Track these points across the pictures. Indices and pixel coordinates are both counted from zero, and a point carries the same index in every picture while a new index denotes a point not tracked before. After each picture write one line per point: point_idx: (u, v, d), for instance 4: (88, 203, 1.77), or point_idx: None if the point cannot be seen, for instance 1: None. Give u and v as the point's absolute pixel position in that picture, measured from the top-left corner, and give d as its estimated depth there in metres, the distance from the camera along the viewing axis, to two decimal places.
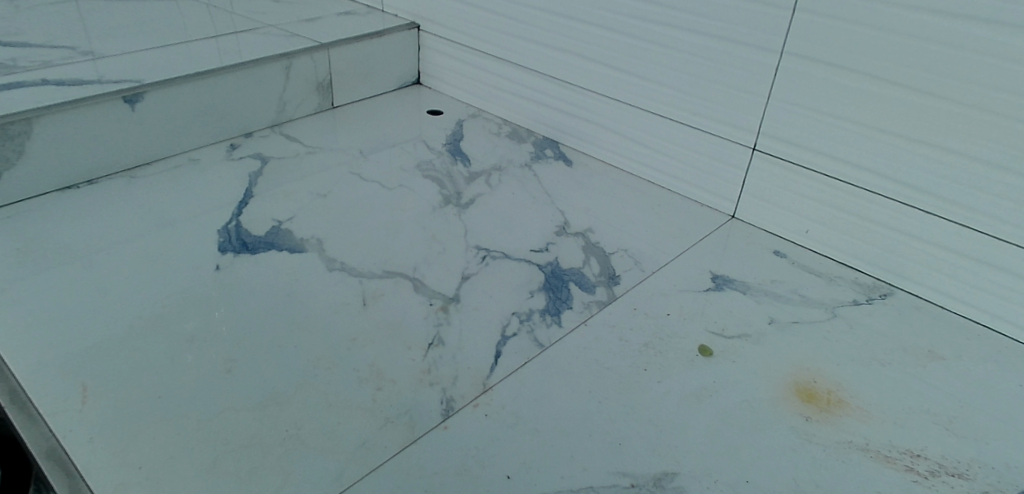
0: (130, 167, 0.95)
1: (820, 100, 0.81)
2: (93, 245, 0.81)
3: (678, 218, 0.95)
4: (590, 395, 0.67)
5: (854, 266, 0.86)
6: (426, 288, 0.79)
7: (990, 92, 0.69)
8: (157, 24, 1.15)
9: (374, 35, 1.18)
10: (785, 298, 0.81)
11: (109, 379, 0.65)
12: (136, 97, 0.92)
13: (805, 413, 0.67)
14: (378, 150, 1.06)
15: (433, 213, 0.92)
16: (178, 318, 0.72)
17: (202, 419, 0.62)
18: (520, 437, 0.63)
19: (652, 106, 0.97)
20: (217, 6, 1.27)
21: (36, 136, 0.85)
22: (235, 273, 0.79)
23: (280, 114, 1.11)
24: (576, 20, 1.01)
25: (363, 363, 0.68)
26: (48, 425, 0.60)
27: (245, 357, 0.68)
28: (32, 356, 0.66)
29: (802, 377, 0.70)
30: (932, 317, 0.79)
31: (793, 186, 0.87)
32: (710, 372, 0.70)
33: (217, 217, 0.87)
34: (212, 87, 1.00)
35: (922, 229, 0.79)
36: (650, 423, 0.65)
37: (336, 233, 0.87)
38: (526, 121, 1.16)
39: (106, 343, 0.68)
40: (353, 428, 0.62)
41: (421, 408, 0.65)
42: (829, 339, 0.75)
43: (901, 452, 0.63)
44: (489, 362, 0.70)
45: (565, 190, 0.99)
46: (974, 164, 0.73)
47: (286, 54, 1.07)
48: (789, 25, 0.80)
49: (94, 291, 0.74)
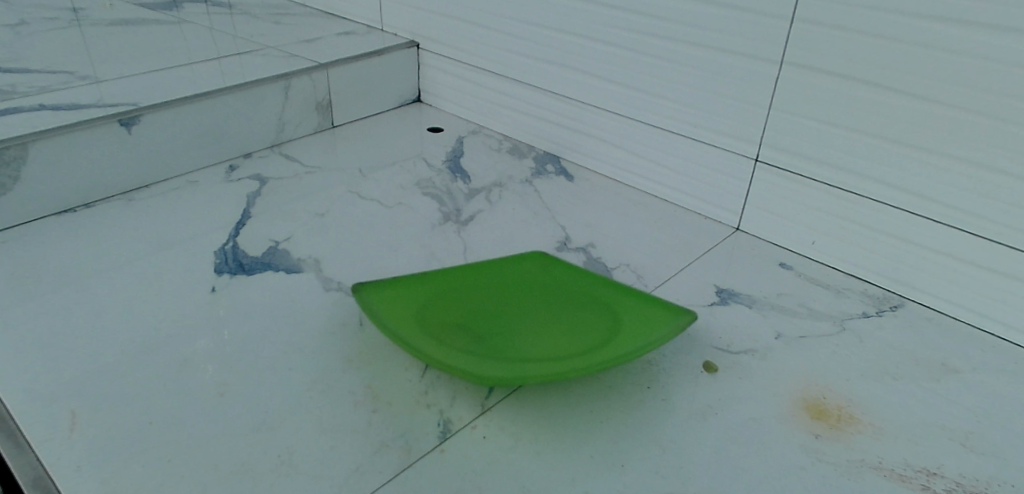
0: (128, 189, 0.95)
1: (821, 109, 0.79)
2: (91, 268, 0.80)
3: (680, 231, 0.94)
4: (591, 414, 0.65)
5: (862, 277, 0.84)
6: (425, 308, 0.77)
7: (991, 96, 0.68)
8: (159, 46, 1.16)
9: (374, 54, 1.18)
10: (790, 311, 0.79)
11: (102, 403, 0.63)
12: (133, 119, 0.92)
13: (815, 431, 0.64)
14: (378, 169, 1.06)
15: (433, 231, 0.91)
16: (175, 341, 0.71)
17: (192, 445, 0.60)
18: (519, 459, 0.61)
19: (651, 118, 0.97)
20: (219, 28, 1.28)
21: (31, 160, 0.85)
22: (234, 294, 0.78)
23: (280, 134, 1.10)
24: (572, 33, 1.00)
25: (357, 385, 0.67)
26: (36, 453, 0.59)
27: (241, 381, 0.67)
28: (23, 381, 0.65)
29: (811, 392, 0.68)
30: (945, 329, 0.77)
31: (798, 196, 0.86)
32: (716, 389, 0.68)
33: (214, 239, 0.87)
34: (211, 108, 1.00)
35: (928, 236, 0.77)
36: (654, 443, 0.63)
37: (334, 252, 0.86)
38: (527, 138, 1.16)
39: (100, 367, 0.67)
40: (344, 452, 0.61)
41: (419, 431, 0.63)
42: (838, 352, 0.73)
43: (917, 470, 0.61)
44: (488, 383, 0.68)
45: (564, 205, 0.98)
46: (978, 170, 0.71)
47: (285, 75, 1.07)
48: (786, 34, 0.79)
49: (91, 314, 0.73)
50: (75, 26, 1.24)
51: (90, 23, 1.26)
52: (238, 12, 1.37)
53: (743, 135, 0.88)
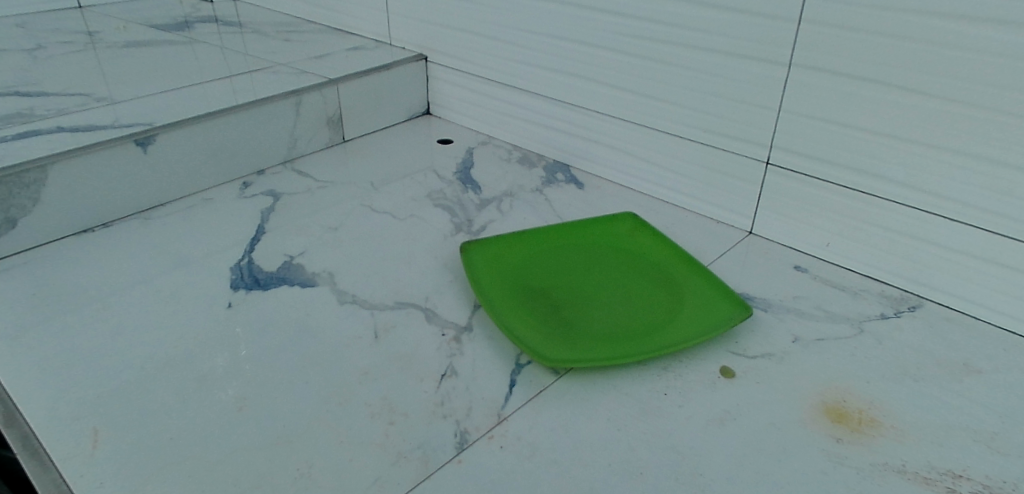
0: (144, 208, 0.96)
1: (831, 111, 0.79)
2: (111, 287, 0.81)
3: (693, 236, 0.93)
4: (609, 423, 0.65)
5: (878, 277, 0.83)
6: (440, 319, 0.78)
7: (1006, 93, 0.67)
8: (172, 66, 1.18)
9: (382, 68, 1.19)
10: (807, 314, 0.78)
11: (122, 421, 0.64)
12: (149, 139, 0.93)
13: (836, 434, 0.64)
14: (389, 182, 1.06)
15: (444, 242, 0.92)
16: (192, 357, 0.71)
17: (212, 460, 0.61)
18: (538, 469, 0.61)
19: (660, 124, 0.97)
20: (230, 47, 1.29)
21: (51, 182, 0.86)
22: (250, 309, 0.78)
23: (292, 150, 1.12)
24: (578, 42, 1.01)
25: (374, 397, 0.67)
26: (59, 471, 0.59)
27: (259, 396, 0.67)
28: (45, 399, 0.66)
29: (831, 396, 0.68)
30: (965, 328, 0.76)
31: (811, 198, 0.85)
32: (734, 394, 0.68)
33: (229, 255, 0.87)
34: (224, 125, 1.01)
35: (946, 235, 0.76)
36: (672, 449, 0.62)
37: (347, 266, 0.86)
38: (536, 146, 1.16)
39: (121, 385, 0.68)
40: (363, 465, 0.61)
41: (436, 442, 0.63)
42: (857, 354, 0.72)
43: (941, 473, 0.60)
44: (504, 392, 0.68)
45: (576, 213, 0.98)
46: (994, 168, 0.71)
47: (296, 92, 1.08)
48: (795, 37, 0.79)
49: (111, 332, 0.74)
50: (89, 49, 1.26)
51: (104, 45, 1.28)
52: (248, 31, 1.39)
53: (753, 138, 0.87)
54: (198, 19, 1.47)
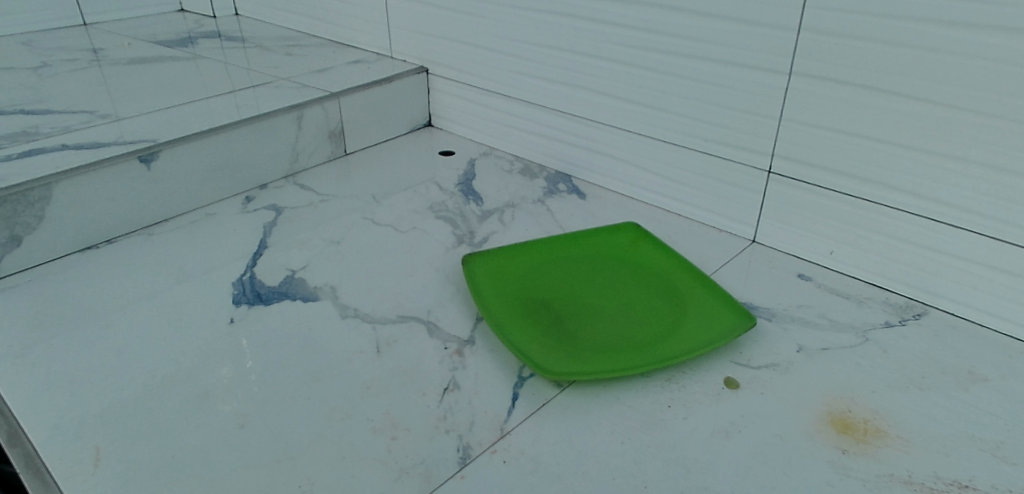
0: (148, 224, 0.97)
1: (832, 119, 0.79)
2: (113, 303, 0.81)
3: (696, 246, 0.93)
4: (613, 436, 0.65)
5: (881, 285, 0.83)
6: (442, 332, 0.77)
7: (1007, 98, 0.67)
8: (176, 83, 1.19)
9: (384, 82, 1.20)
10: (812, 324, 0.78)
11: (125, 438, 0.64)
12: (152, 156, 0.94)
13: (842, 446, 0.63)
14: (391, 194, 1.07)
15: (446, 254, 0.91)
16: (195, 374, 0.71)
17: (215, 477, 0.60)
18: (541, 484, 0.60)
19: (660, 134, 0.97)
20: (232, 62, 1.30)
21: (56, 200, 0.87)
22: (253, 324, 0.78)
23: (294, 163, 1.12)
24: (578, 52, 1.01)
25: (376, 412, 0.67)
26: (60, 489, 0.59)
27: (261, 412, 0.67)
28: (47, 417, 0.66)
29: (836, 406, 0.67)
30: (970, 336, 0.75)
31: (814, 205, 0.85)
32: (738, 405, 0.67)
33: (231, 270, 0.88)
34: (226, 140, 1.01)
35: (949, 242, 0.76)
36: (676, 463, 0.62)
37: (350, 280, 0.86)
38: (537, 157, 1.16)
39: (123, 401, 0.68)
40: (365, 481, 0.60)
41: (438, 457, 0.62)
42: (862, 364, 0.72)
43: (948, 483, 0.59)
44: (507, 406, 0.68)
45: (578, 224, 0.98)
46: (996, 174, 0.70)
47: (298, 106, 1.09)
48: (795, 47, 0.79)
49: (114, 349, 0.74)
50: (95, 66, 1.27)
51: (109, 62, 1.29)
52: (251, 46, 1.40)
53: (754, 147, 0.87)
54: (202, 35, 1.48)
